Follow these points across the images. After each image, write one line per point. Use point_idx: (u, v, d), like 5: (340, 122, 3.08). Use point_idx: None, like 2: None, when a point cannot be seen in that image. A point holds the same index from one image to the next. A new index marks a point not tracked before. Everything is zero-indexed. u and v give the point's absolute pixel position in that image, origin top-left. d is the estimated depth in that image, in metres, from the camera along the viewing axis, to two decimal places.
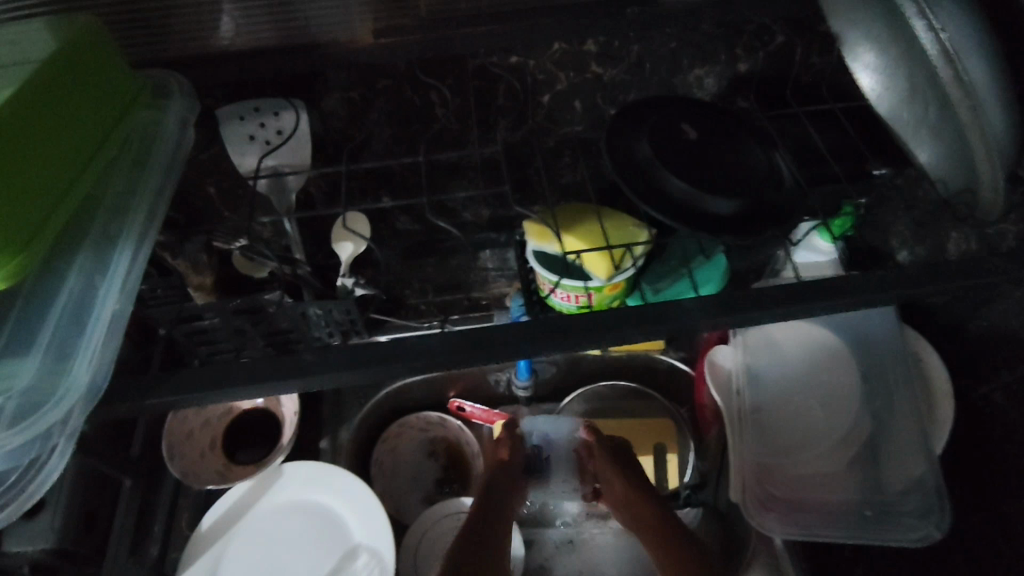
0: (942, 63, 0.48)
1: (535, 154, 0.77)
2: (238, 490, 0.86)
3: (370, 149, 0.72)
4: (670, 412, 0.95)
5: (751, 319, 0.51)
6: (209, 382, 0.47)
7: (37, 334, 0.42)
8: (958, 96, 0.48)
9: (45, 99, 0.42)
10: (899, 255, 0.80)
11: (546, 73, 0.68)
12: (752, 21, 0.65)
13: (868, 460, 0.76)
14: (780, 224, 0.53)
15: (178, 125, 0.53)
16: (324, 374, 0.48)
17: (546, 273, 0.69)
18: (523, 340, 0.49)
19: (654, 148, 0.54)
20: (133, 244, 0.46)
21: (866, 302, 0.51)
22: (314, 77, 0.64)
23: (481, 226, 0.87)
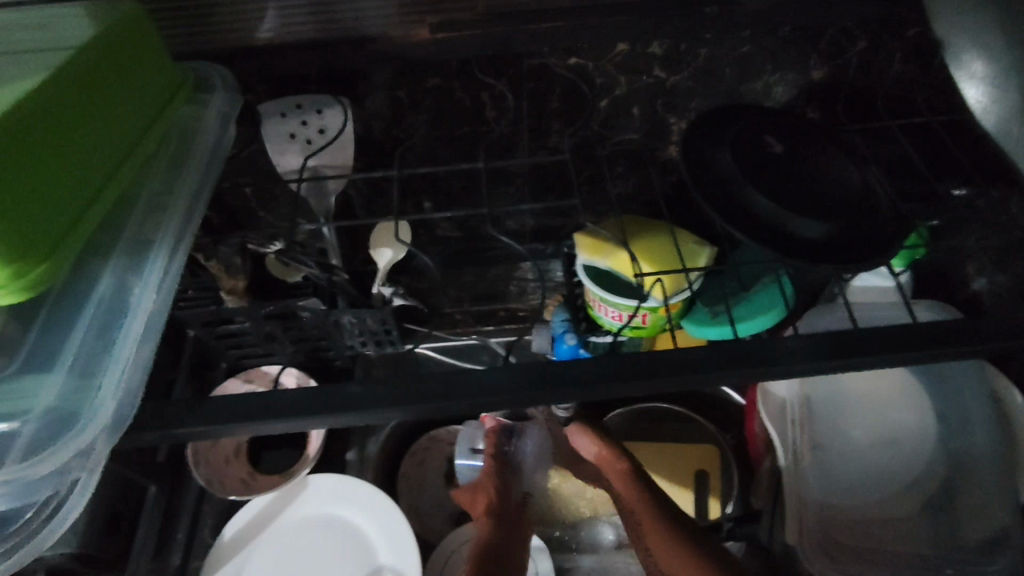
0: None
1: (587, 162, 0.72)
2: (262, 501, 0.82)
3: (414, 152, 0.68)
4: (716, 439, 0.89)
5: (840, 355, 0.45)
6: (247, 413, 0.43)
7: (61, 347, 0.38)
8: None
9: (81, 90, 0.38)
10: (977, 283, 0.74)
11: (606, 76, 0.63)
12: (836, 25, 0.60)
13: (942, 507, 0.69)
14: (876, 251, 0.47)
15: (219, 122, 0.50)
16: (368, 407, 0.43)
17: (600, 291, 0.64)
18: (588, 370, 0.44)
19: (735, 162, 0.50)
20: (166, 250, 0.42)
21: (971, 341, 0.45)
22: (360, 74, 0.60)
23: (524, 236, 0.82)
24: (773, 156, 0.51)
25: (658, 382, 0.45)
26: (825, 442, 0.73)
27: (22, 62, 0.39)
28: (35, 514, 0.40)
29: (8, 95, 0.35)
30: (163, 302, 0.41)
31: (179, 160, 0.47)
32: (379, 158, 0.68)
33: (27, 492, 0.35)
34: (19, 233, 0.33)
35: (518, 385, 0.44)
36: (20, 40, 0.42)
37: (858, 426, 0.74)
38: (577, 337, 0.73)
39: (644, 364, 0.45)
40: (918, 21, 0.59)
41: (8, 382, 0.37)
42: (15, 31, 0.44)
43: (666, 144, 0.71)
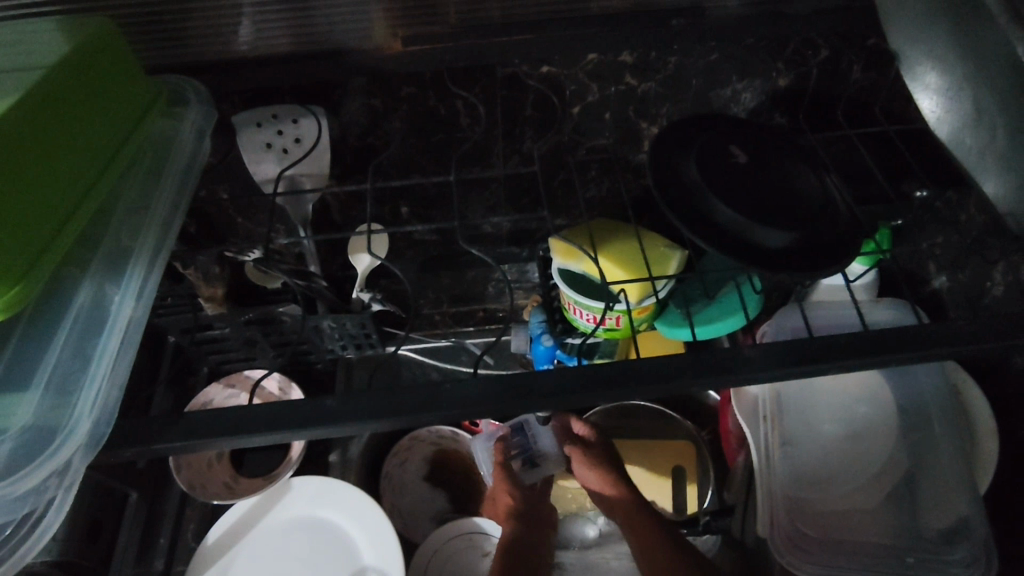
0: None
1: (561, 167, 0.73)
2: (246, 505, 0.83)
3: (391, 159, 0.69)
4: (692, 436, 0.91)
5: (804, 361, 0.47)
6: (225, 426, 0.44)
7: (39, 364, 0.39)
8: None
9: (53, 108, 0.39)
10: (936, 280, 0.77)
11: (577, 85, 0.64)
12: (799, 35, 0.61)
13: (906, 500, 0.72)
14: (837, 259, 0.49)
15: (195, 135, 0.50)
16: (349, 421, 0.44)
17: (574, 294, 0.65)
18: (563, 379, 0.46)
19: (702, 172, 0.51)
20: (143, 266, 0.43)
21: (925, 344, 0.48)
22: (335, 85, 0.60)
23: (501, 239, 0.83)
24: (737, 167, 0.52)
25: (628, 387, 0.46)
26: (794, 437, 0.76)
27: None
28: (12, 531, 0.40)
29: None
30: (141, 315, 0.42)
31: (155, 174, 0.48)
32: (355, 166, 0.69)
33: (5, 509, 0.36)
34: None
35: (492, 393, 0.46)
36: None
37: (826, 421, 0.76)
38: (553, 339, 0.75)
39: (616, 373, 0.46)
40: (878, 31, 0.61)
41: None
42: None
43: (638, 149, 0.73)
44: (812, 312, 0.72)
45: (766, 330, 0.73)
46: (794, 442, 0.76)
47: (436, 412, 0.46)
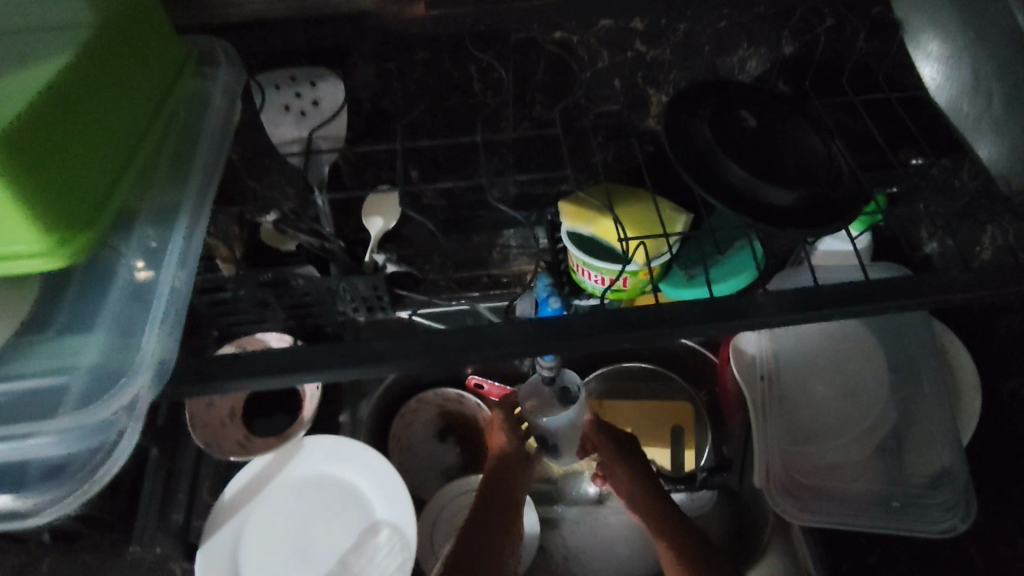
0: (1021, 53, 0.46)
1: (569, 133, 0.75)
2: (261, 461, 0.86)
3: (404, 124, 0.71)
4: (689, 396, 0.94)
5: (804, 312, 0.49)
6: (269, 368, 0.46)
7: (99, 310, 0.42)
8: None
9: (101, 65, 0.39)
10: (928, 247, 0.81)
11: (589, 50, 0.66)
12: (805, 3, 0.63)
13: (892, 451, 0.76)
14: (836, 217, 0.52)
15: (228, 97, 0.51)
16: (382, 363, 0.47)
17: (582, 256, 0.68)
18: (580, 329, 0.48)
19: (715, 133, 0.53)
20: (186, 224, 0.44)
21: (917, 298, 0.50)
22: (352, 48, 0.62)
23: (507, 203, 0.85)
24: (748, 130, 0.54)
25: (642, 336, 0.49)
26: (789, 394, 0.80)
27: (35, 40, 0.39)
28: (89, 464, 0.41)
29: (35, 76, 0.35)
30: (187, 278, 0.43)
31: (190, 133, 0.48)
32: (368, 128, 0.70)
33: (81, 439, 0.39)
34: (58, 212, 0.35)
35: (513, 341, 0.48)
36: (26, 13, 0.42)
37: (820, 379, 0.80)
38: (560, 301, 0.78)
39: (627, 321, 0.49)
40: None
41: (53, 342, 0.40)
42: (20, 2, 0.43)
43: (645, 115, 0.74)
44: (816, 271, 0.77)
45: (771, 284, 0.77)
46: (789, 399, 0.80)
47: (460, 361, 0.48)
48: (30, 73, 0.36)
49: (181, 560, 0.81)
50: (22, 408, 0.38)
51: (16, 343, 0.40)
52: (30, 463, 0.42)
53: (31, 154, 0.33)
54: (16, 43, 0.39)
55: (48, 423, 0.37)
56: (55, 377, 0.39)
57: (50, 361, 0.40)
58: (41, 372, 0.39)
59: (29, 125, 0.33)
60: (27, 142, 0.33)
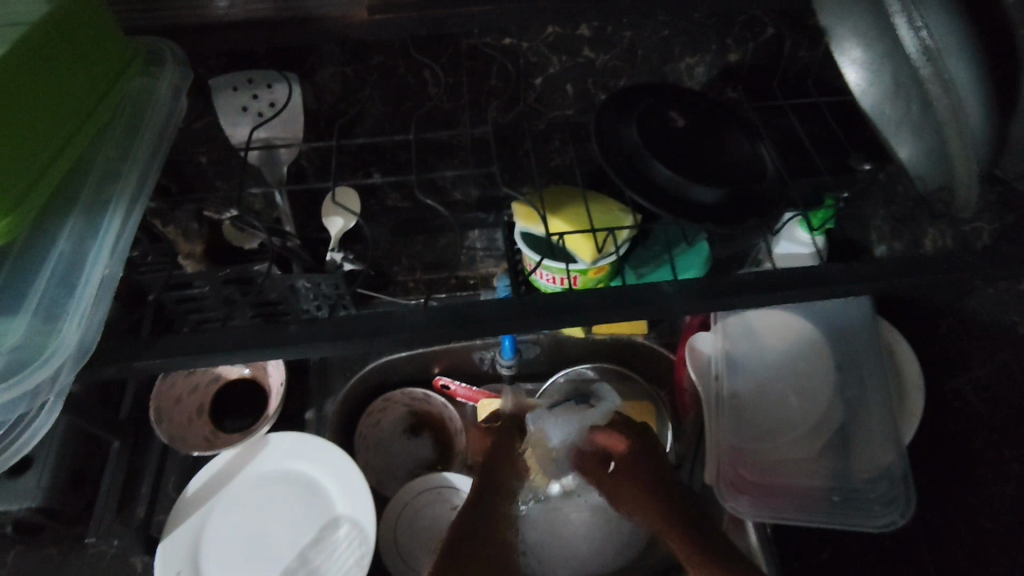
0: (919, 58, 0.46)
1: (525, 136, 0.77)
2: (224, 456, 0.87)
3: (363, 124, 0.73)
4: (651, 395, 0.95)
5: (728, 303, 0.51)
6: (193, 348, 0.48)
7: (25, 295, 0.41)
8: (937, 94, 0.46)
9: (37, 58, 0.41)
10: (877, 249, 0.80)
11: (538, 56, 0.68)
12: (745, 13, 0.66)
13: (839, 448, 0.78)
14: (760, 215, 0.54)
15: (171, 94, 0.53)
16: (313, 346, 0.48)
17: (530, 254, 0.70)
18: (509, 318, 0.50)
19: (643, 136, 0.56)
20: (121, 213, 0.46)
21: (840, 292, 0.52)
22: (306, 52, 0.64)
23: (469, 205, 0.87)
24: (676, 130, 0.58)
25: (568, 326, 0.50)
26: (742, 393, 0.81)
27: None
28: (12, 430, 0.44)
29: None
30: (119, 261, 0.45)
31: (132, 128, 0.50)
32: (327, 129, 0.72)
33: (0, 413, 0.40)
34: None
35: (443, 325, 0.49)
36: None
37: (773, 379, 0.82)
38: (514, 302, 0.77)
39: (557, 308, 0.50)
40: (815, 11, 0.66)
41: None
42: None
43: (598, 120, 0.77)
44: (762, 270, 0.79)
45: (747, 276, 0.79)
46: (741, 397, 0.81)
47: (394, 348, 0.50)
48: None
49: (140, 554, 0.82)
50: None
51: None
52: None
53: None
54: None
55: None
56: None
57: None
58: None
59: None
60: None
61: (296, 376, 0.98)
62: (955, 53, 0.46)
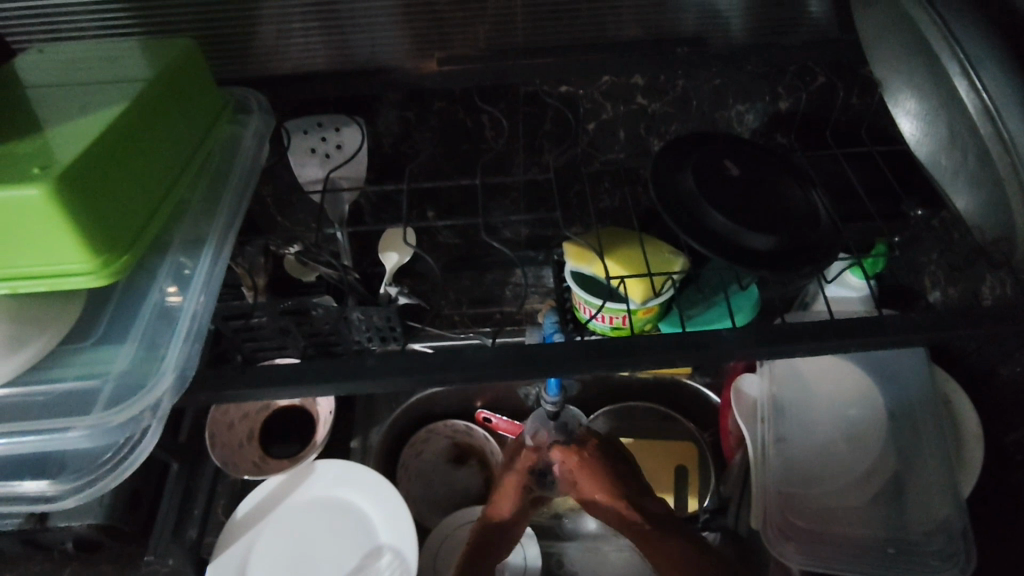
0: (980, 119, 0.45)
1: (577, 179, 0.80)
2: (271, 483, 0.88)
3: (422, 166, 0.76)
4: (693, 437, 0.95)
5: (785, 351, 0.51)
6: (266, 380, 0.48)
7: (131, 325, 0.46)
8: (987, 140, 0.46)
9: (151, 113, 0.45)
10: (931, 295, 0.80)
11: (593, 103, 0.71)
12: (797, 63, 0.68)
13: (892, 497, 0.76)
14: (815, 263, 0.55)
15: (256, 142, 0.58)
16: (382, 378, 0.49)
17: (582, 292, 0.71)
18: (566, 362, 0.50)
19: (698, 181, 0.58)
20: (212, 251, 0.50)
21: (901, 343, 0.52)
22: (374, 100, 0.68)
23: (520, 243, 0.88)
24: (730, 179, 0.59)
25: (627, 368, 0.51)
26: (787, 436, 0.80)
27: (89, 92, 0.45)
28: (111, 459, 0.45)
29: (96, 122, 0.41)
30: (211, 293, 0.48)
31: (222, 171, 0.55)
32: (387, 171, 0.76)
33: (107, 437, 0.42)
34: (110, 231, 0.40)
35: (501, 362, 0.50)
36: (85, 71, 0.48)
37: (819, 423, 0.81)
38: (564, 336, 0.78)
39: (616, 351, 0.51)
40: (866, 62, 0.68)
41: (89, 352, 0.44)
42: (79, 62, 0.50)
43: (648, 164, 0.79)
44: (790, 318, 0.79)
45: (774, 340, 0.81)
46: (788, 442, 0.80)
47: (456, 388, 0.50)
48: (91, 121, 0.42)
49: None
50: (58, 405, 0.42)
51: (57, 352, 0.44)
52: (64, 459, 0.46)
53: (89, 184, 0.38)
54: (81, 94, 0.45)
55: (81, 419, 0.41)
56: (89, 380, 0.43)
57: (86, 366, 0.44)
58: (81, 376, 0.43)
59: (90, 161, 0.38)
60: (84, 176, 0.38)
61: (343, 406, 1.00)
62: None
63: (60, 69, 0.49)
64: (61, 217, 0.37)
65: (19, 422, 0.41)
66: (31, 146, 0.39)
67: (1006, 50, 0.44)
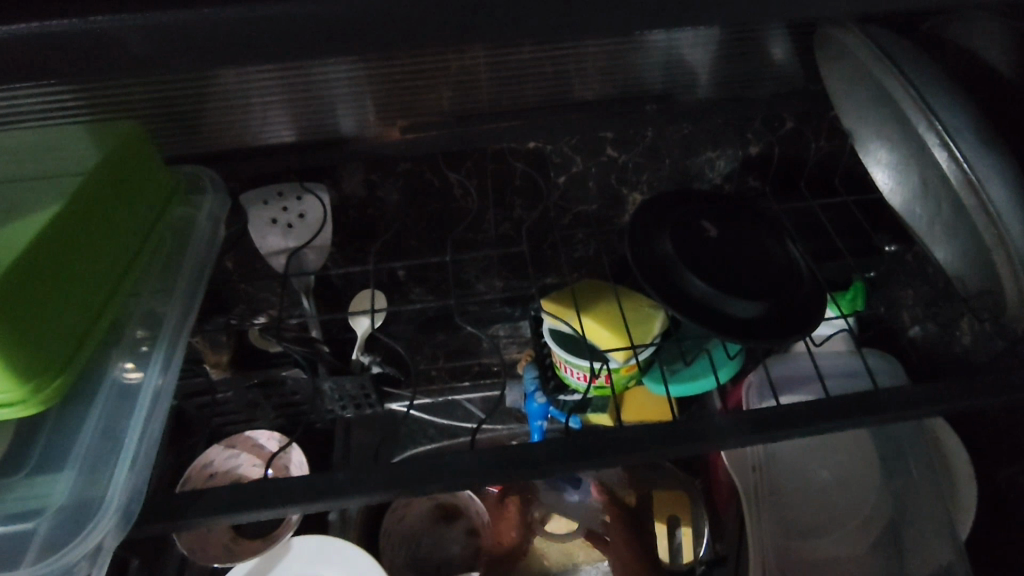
0: (963, 190, 0.45)
1: (550, 232, 0.77)
2: (239, 569, 0.77)
3: (389, 228, 0.73)
4: (684, 483, 0.87)
5: (783, 436, 0.49)
6: (239, 503, 0.45)
7: (71, 446, 0.42)
8: (970, 198, 0.45)
9: (93, 211, 0.42)
10: (911, 330, 0.79)
11: (562, 157, 0.69)
12: (763, 111, 0.68)
13: (890, 549, 0.74)
14: (803, 329, 0.54)
15: (212, 224, 0.56)
16: (361, 495, 0.45)
17: (564, 352, 0.68)
18: (560, 460, 0.47)
19: (677, 246, 0.57)
20: (165, 351, 0.47)
21: (901, 413, 0.50)
22: (333, 167, 0.66)
23: (494, 299, 0.84)
24: (709, 241, 0.58)
25: (624, 463, 0.48)
26: (778, 487, 0.78)
27: (22, 190, 0.42)
28: None
29: (26, 228, 0.38)
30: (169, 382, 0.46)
31: (172, 261, 0.52)
32: (355, 235, 0.73)
33: None
34: (44, 351, 0.36)
35: (487, 466, 0.47)
36: (19, 163, 0.45)
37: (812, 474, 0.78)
38: (546, 397, 0.76)
39: (614, 446, 0.48)
40: (834, 108, 0.68)
41: (23, 484, 0.40)
42: (12, 153, 0.47)
43: (622, 213, 0.77)
44: (777, 364, 0.76)
45: (750, 380, 0.75)
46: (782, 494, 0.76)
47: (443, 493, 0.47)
48: (22, 225, 0.38)
49: None
50: None
51: None
52: None
53: (20, 302, 0.35)
54: (13, 192, 0.42)
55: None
56: (23, 521, 0.39)
57: (17, 504, 0.39)
58: (11, 517, 0.39)
59: (20, 275, 0.35)
60: (13, 296, 0.34)
61: None
62: (992, 155, 0.44)
63: None
64: None
65: None
66: None
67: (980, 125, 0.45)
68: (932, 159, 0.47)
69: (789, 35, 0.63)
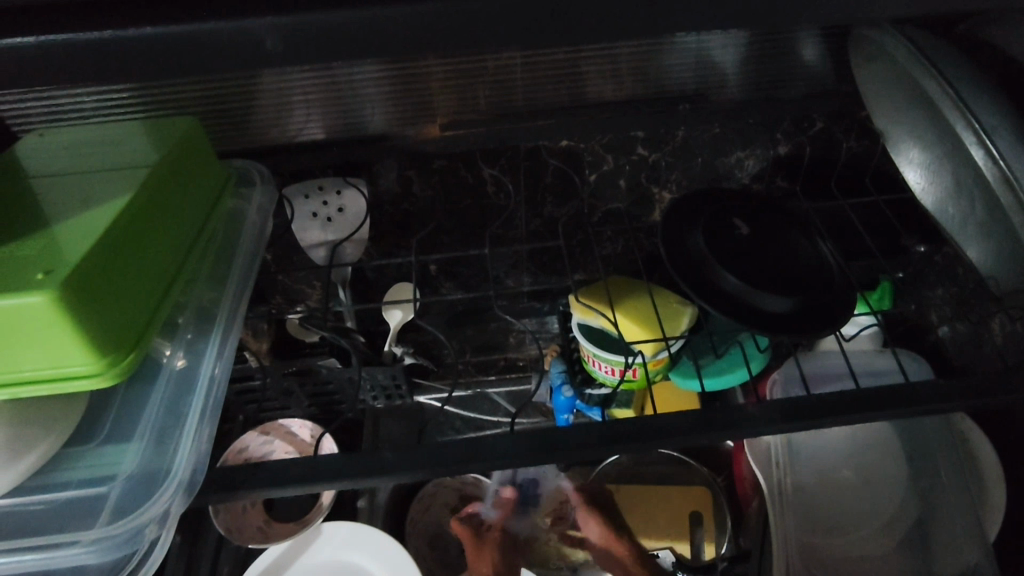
0: (1000, 186, 0.46)
1: (579, 229, 0.79)
2: (273, 551, 0.79)
3: (424, 223, 0.75)
4: (707, 480, 0.87)
5: (813, 427, 0.50)
6: (289, 479, 0.47)
7: (138, 422, 0.45)
8: (1005, 197, 0.46)
9: (157, 201, 0.45)
10: (939, 329, 0.80)
11: (594, 155, 0.71)
12: (794, 112, 0.69)
13: (915, 547, 0.75)
14: (832, 324, 0.55)
15: (261, 215, 0.58)
16: (404, 471, 0.48)
17: (593, 346, 0.69)
18: (594, 445, 0.48)
19: (708, 242, 0.58)
20: (219, 335, 0.49)
21: (932, 404, 0.51)
22: (372, 163, 0.68)
23: (522, 294, 0.86)
24: (739, 238, 0.59)
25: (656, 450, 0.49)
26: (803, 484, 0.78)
27: (93, 182, 0.45)
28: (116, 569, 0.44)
29: (101, 215, 0.40)
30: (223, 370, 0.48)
31: (225, 251, 0.55)
32: (390, 229, 0.75)
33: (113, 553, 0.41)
34: (116, 330, 0.39)
35: (524, 449, 0.48)
36: (88, 156, 0.48)
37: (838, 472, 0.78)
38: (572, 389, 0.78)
39: (646, 433, 0.49)
40: (865, 109, 0.69)
41: (96, 451, 0.44)
42: (81, 147, 0.50)
43: (650, 211, 0.78)
44: (805, 362, 0.77)
45: (776, 378, 0.75)
46: (807, 491, 0.77)
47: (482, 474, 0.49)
48: (94, 215, 0.41)
49: None
50: (59, 517, 0.41)
51: (61, 453, 0.43)
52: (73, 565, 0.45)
53: (95, 286, 0.37)
54: (85, 183, 0.45)
55: (84, 535, 0.40)
56: (98, 485, 0.42)
57: (91, 470, 0.43)
58: (85, 482, 0.42)
59: (96, 260, 0.37)
60: (89, 279, 0.37)
61: None
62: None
63: (61, 154, 0.49)
64: (68, 322, 0.36)
65: (21, 538, 0.40)
66: (36, 246, 0.38)
67: (1017, 123, 0.46)
68: (966, 158, 0.48)
69: (820, 37, 0.64)
